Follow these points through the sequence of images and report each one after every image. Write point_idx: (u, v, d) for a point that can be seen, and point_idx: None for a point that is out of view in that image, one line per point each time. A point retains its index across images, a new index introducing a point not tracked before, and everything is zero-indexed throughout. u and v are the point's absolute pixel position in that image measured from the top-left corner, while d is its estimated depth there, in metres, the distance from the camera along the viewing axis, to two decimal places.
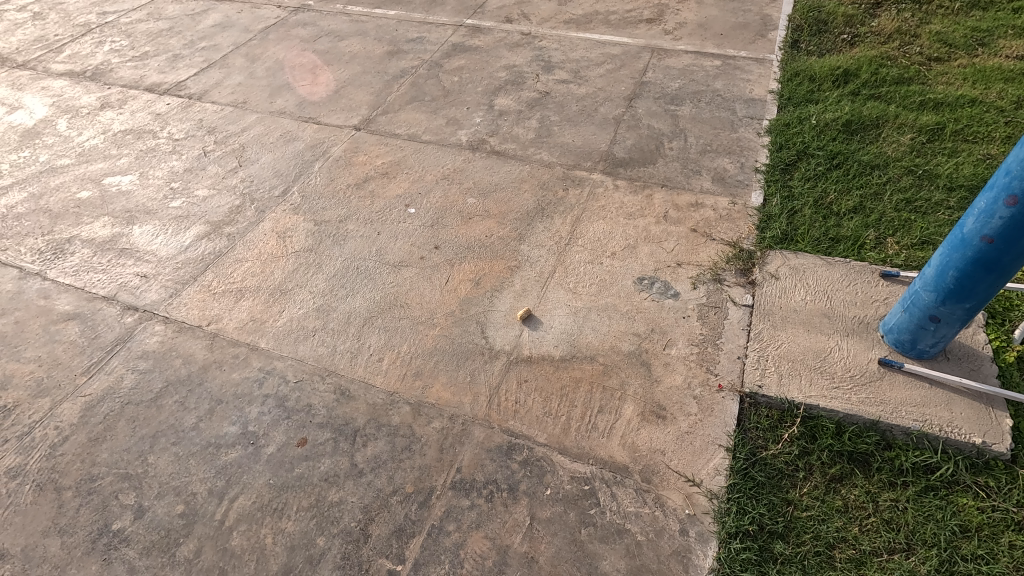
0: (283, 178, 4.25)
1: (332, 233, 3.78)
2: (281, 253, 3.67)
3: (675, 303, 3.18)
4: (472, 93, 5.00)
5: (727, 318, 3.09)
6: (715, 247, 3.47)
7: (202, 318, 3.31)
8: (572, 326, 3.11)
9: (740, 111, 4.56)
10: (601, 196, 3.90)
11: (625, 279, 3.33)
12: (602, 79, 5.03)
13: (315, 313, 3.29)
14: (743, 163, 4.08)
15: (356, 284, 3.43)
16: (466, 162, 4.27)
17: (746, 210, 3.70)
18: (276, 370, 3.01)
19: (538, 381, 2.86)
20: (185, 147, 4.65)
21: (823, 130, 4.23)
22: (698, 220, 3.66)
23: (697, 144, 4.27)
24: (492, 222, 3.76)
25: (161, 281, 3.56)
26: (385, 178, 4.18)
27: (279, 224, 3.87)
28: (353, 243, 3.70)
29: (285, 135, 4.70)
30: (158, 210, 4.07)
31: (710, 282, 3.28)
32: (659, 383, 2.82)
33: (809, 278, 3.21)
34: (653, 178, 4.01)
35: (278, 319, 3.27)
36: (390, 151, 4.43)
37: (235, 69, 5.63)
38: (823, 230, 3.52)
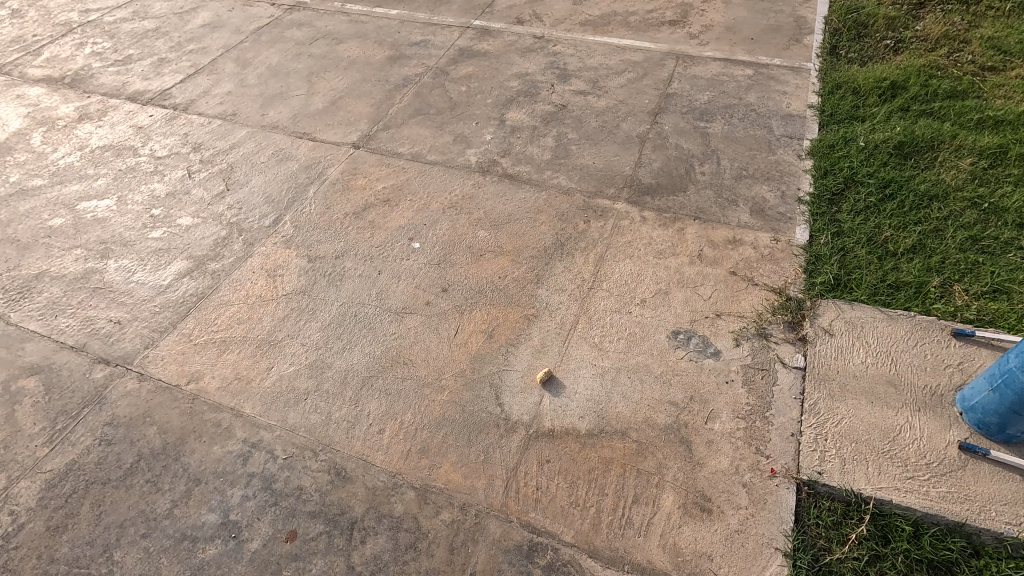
0: (274, 205, 3.86)
1: (327, 272, 3.39)
2: (270, 296, 3.29)
3: (716, 364, 2.80)
4: (481, 105, 4.58)
5: (777, 385, 2.70)
6: (758, 295, 3.08)
7: (180, 376, 2.94)
8: (599, 392, 2.73)
9: (777, 128, 4.14)
10: (627, 229, 3.50)
11: (657, 333, 2.94)
12: (623, 90, 4.60)
13: (308, 371, 2.91)
14: (783, 191, 3.67)
15: (353, 335, 3.05)
16: (475, 187, 3.87)
17: (791, 249, 3.30)
18: (262, 443, 2.65)
19: (562, 462, 2.50)
20: (168, 167, 4.25)
21: (872, 153, 3.82)
22: (737, 260, 3.27)
23: (731, 168, 3.85)
24: (506, 260, 3.38)
25: (137, 328, 3.19)
26: (386, 206, 3.78)
27: (269, 261, 3.48)
28: (352, 284, 3.32)
29: (276, 153, 4.29)
30: (135, 242, 3.69)
31: (754, 337, 2.89)
32: (702, 467, 2.45)
33: (868, 336, 2.82)
34: (684, 209, 3.60)
35: (265, 378, 2.90)
36: (392, 174, 4.03)
37: (225, 76, 5.20)
38: (880, 275, 3.12)
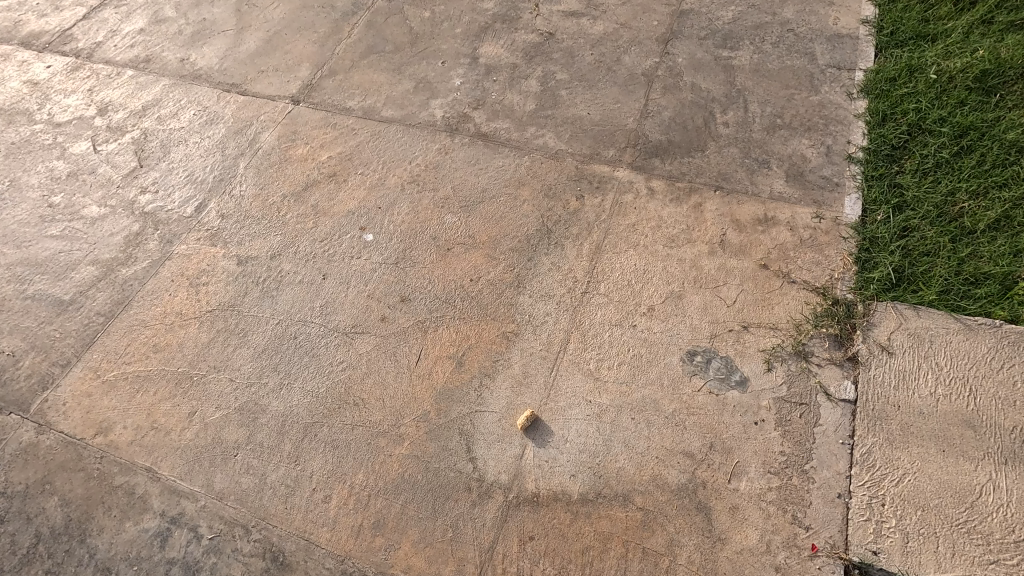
0: (196, 187, 3.15)
1: (262, 279, 2.76)
2: (192, 314, 2.69)
3: (742, 398, 2.22)
4: (448, 37, 3.67)
5: (819, 425, 2.14)
6: (797, 296, 2.43)
7: (85, 426, 2.42)
8: (594, 439, 2.19)
9: (821, 56, 3.25)
10: (630, 207, 2.79)
11: (668, 355, 2.34)
12: (626, 8, 3.65)
13: (238, 417, 2.39)
14: (829, 145, 2.88)
15: (293, 365, 2.49)
16: (441, 154, 3.13)
17: (838, 229, 2.60)
18: (184, 518, 2.18)
19: (549, 540, 2.01)
20: (70, 136, 3.48)
21: (945, 89, 2.97)
22: (769, 247, 2.58)
23: (763, 114, 3.04)
24: (478, 256, 2.72)
25: (33, 361, 2.62)
26: (332, 184, 3.07)
27: (191, 265, 2.85)
28: (290, 295, 2.70)
29: (199, 115, 3.49)
30: (31, 243, 3.03)
31: (792, 359, 2.28)
32: (725, 544, 1.95)
33: (939, 355, 2.21)
34: (702, 175, 2.86)
35: (187, 428, 2.38)
36: (339, 138, 3.26)
37: (137, 8, 4.23)
38: (955, 264, 2.43)
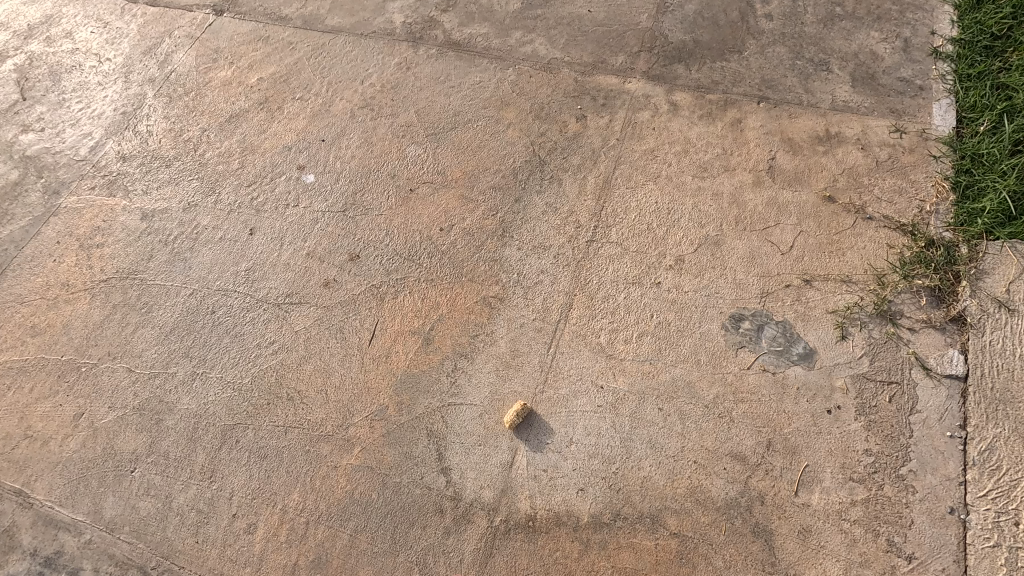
0: (92, 123, 2.47)
1: (171, 237, 2.13)
2: (81, 285, 2.07)
3: (809, 377, 1.63)
4: None
5: (918, 412, 1.56)
6: (876, 237, 1.81)
7: None
8: (608, 440, 1.62)
9: None
10: (647, 128, 2.13)
11: (705, 322, 1.75)
12: None
13: (135, 420, 1.80)
14: (908, 37, 2.19)
15: (209, 349, 1.90)
16: (401, 68, 2.42)
17: (925, 147, 1.96)
18: (65, 559, 1.65)
19: None
20: None
21: None
22: (835, 173, 1.94)
23: (817, 2, 2.33)
24: (451, 198, 2.08)
25: None
26: (263, 113, 2.39)
27: (81, 222, 2.21)
28: (208, 257, 2.08)
29: (98, 32, 2.76)
30: None
31: (874, 323, 1.69)
32: None
33: None
34: (740, 83, 2.18)
35: (69, 436, 1.80)
36: (273, 54, 2.55)
37: None
38: None
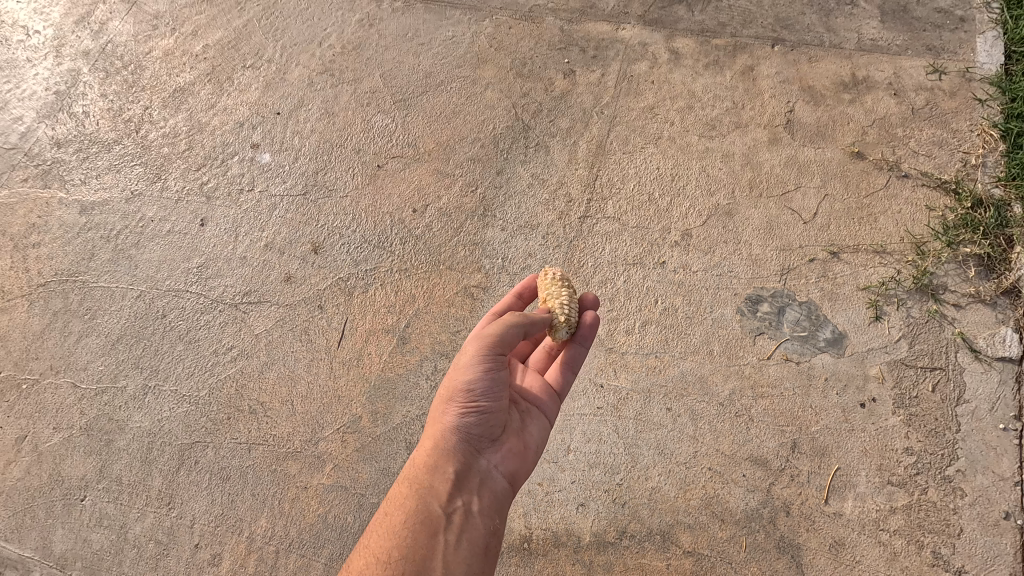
0: (21, 106, 2.20)
1: (114, 233, 1.91)
2: (16, 290, 1.85)
3: (838, 367, 1.42)
4: None
5: (963, 403, 1.36)
6: (910, 199, 1.58)
7: None
8: (613, 447, 1.43)
9: None
10: (648, 83, 1.84)
11: (717, 307, 1.53)
12: None
13: (84, 441, 1.62)
14: None
15: (162, 359, 1.69)
16: (364, 23, 2.13)
17: (965, 92, 1.69)
18: None
19: None
20: None
21: None
22: (864, 126, 1.68)
23: None
24: (425, 173, 1.83)
25: None
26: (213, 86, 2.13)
27: (14, 219, 1.98)
28: (155, 253, 1.85)
29: None
30: None
31: (912, 300, 1.47)
32: None
33: None
34: (751, 24, 1.89)
35: (12, 462, 1.62)
36: (216, 13, 2.25)
37: None
38: None
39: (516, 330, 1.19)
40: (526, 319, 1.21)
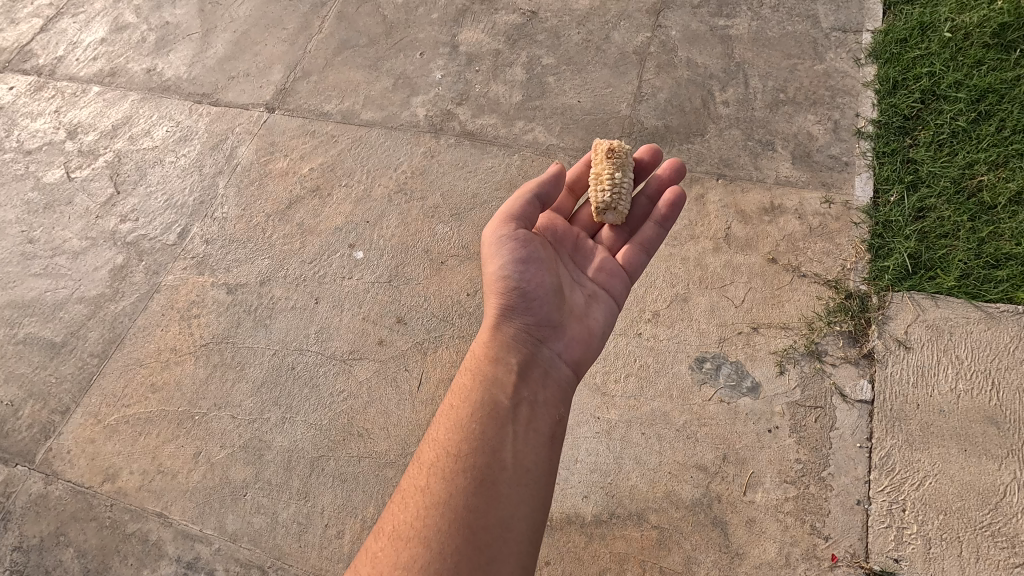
0: (178, 212, 3.04)
1: (253, 307, 2.68)
2: (186, 348, 2.63)
3: (754, 405, 2.15)
4: (425, 24, 3.47)
5: (835, 429, 2.07)
6: (807, 290, 2.33)
7: (94, 473, 2.41)
8: (606, 458, 2.14)
9: (823, 20, 3.04)
10: None
11: (676, 363, 2.26)
12: None
13: (243, 455, 2.36)
14: (835, 121, 2.72)
15: (293, 398, 2.44)
16: (428, 155, 2.97)
17: (847, 215, 2.47)
18: (201, 562, 2.19)
19: (564, 565, 2.00)
20: (40, 165, 3.33)
21: (959, 48, 2.74)
22: (777, 239, 2.46)
23: (764, 90, 2.86)
24: (475, 267, 2.62)
25: (32, 410, 2.59)
26: (318, 198, 2.94)
27: (180, 296, 2.77)
28: (284, 322, 2.62)
29: (173, 132, 3.35)
30: (16, 283, 2.95)
31: (804, 360, 2.20)
32: (744, 559, 1.93)
33: (959, 348, 2.11)
34: (702, 164, 2.71)
35: (193, 469, 2.36)
36: (320, 146, 3.12)
37: (95, 15, 4.00)
38: (973, 245, 2.30)
39: (528, 203, 1.86)
40: (533, 193, 1.87)
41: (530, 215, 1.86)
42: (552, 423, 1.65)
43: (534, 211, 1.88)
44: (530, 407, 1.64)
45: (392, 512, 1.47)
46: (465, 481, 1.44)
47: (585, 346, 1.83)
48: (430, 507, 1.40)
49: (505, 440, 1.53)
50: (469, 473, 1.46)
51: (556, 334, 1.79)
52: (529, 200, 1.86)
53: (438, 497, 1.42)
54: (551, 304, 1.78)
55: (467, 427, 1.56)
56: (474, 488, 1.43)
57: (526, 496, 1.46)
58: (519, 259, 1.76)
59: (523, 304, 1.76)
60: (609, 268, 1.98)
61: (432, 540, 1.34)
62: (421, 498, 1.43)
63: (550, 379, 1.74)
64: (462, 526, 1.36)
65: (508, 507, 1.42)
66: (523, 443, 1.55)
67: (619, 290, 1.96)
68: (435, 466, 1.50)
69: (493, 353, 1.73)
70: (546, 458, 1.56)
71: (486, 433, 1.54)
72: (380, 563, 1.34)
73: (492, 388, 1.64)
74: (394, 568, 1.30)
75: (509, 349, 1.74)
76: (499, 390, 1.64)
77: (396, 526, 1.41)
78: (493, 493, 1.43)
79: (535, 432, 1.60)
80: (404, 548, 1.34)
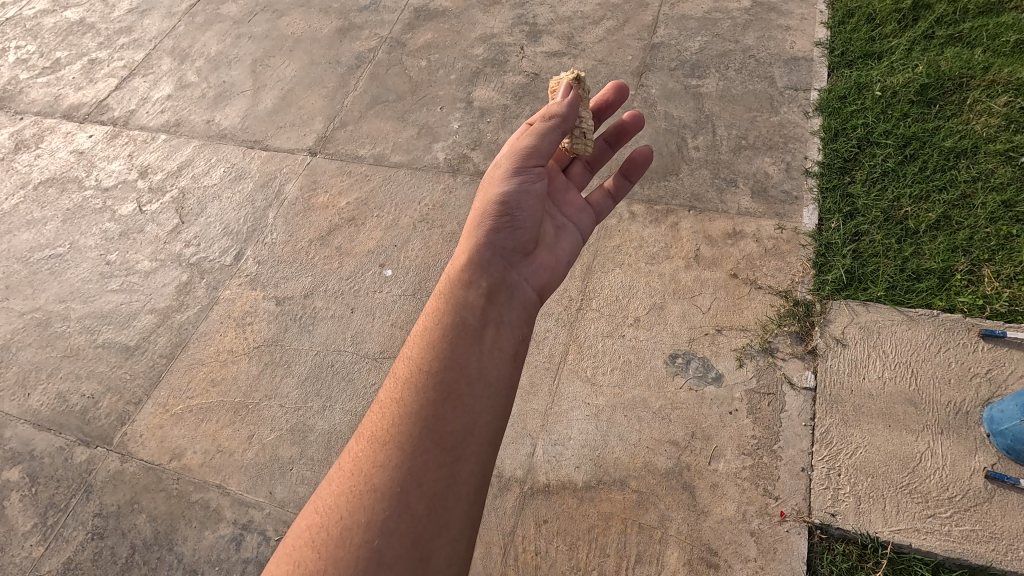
0: (233, 237, 3.58)
1: (298, 316, 3.18)
2: (241, 350, 3.11)
3: (718, 391, 2.59)
4: (444, 83, 4.10)
5: (785, 410, 2.50)
6: (762, 299, 2.80)
7: (163, 453, 2.84)
8: (595, 436, 2.57)
9: (779, 80, 3.63)
10: (616, 230, 3.16)
11: (653, 359, 2.72)
12: (602, 45, 4.05)
13: (290, 436, 2.80)
14: (788, 163, 3.26)
15: (333, 390, 2.90)
16: (447, 191, 3.52)
17: (797, 239, 2.97)
18: (254, 524, 2.59)
19: (560, 522, 2.40)
20: (116, 199, 3.91)
21: (889, 103, 3.29)
22: (737, 258, 2.95)
23: (729, 137, 3.42)
24: None
25: (110, 401, 3.05)
26: (353, 226, 3.48)
27: (236, 307, 3.27)
28: (325, 328, 3.11)
29: (229, 172, 3.93)
30: (95, 297, 3.47)
31: (759, 355, 2.65)
32: (708, 515, 2.33)
33: (885, 345, 2.57)
34: (677, 198, 3.23)
35: (247, 449, 2.80)
36: (355, 184, 3.68)
37: (163, 75, 4.69)
38: (898, 262, 2.77)
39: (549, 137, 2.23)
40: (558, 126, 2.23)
41: (545, 148, 2.24)
42: (515, 343, 1.90)
43: (554, 143, 2.26)
44: (496, 328, 1.88)
45: (370, 419, 1.69)
46: (433, 394, 1.66)
47: (549, 273, 2.19)
48: (403, 417, 1.62)
49: (472, 358, 1.77)
50: (438, 387, 1.68)
51: (528, 262, 2.13)
52: (555, 130, 2.23)
53: (409, 407, 1.64)
54: (527, 236, 2.12)
55: (437, 346, 1.78)
56: (442, 398, 1.66)
57: (488, 407, 1.70)
58: (523, 187, 2.17)
59: (509, 229, 2.09)
60: (581, 205, 2.48)
61: (404, 443, 1.57)
62: (395, 408, 1.65)
63: (517, 300, 2.01)
64: (431, 432, 1.60)
65: (471, 415, 1.66)
66: (487, 360, 1.79)
67: (588, 224, 2.48)
68: (408, 381, 1.71)
69: (467, 274, 1.96)
70: (507, 374, 1.81)
71: (455, 352, 1.76)
72: (360, 462, 1.58)
73: (462, 311, 1.86)
74: (374, 466, 1.55)
75: (483, 271, 1.98)
76: (468, 313, 1.86)
77: (373, 432, 1.63)
78: (459, 403, 1.66)
79: (499, 350, 1.84)
80: (381, 450, 1.57)
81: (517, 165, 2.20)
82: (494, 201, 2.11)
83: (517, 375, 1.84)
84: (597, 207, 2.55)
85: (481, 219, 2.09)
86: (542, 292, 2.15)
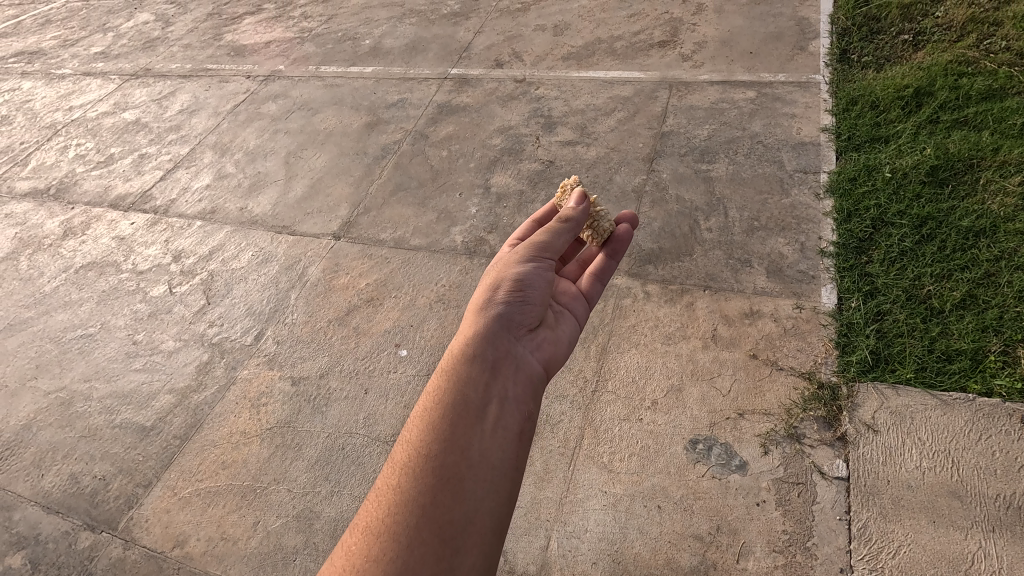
0: (256, 318, 3.67)
1: (312, 396, 3.17)
2: (254, 431, 3.09)
3: (743, 480, 2.44)
4: (464, 170, 4.31)
5: (817, 503, 2.33)
6: (785, 382, 2.70)
7: (166, 539, 2.77)
8: (613, 528, 2.43)
9: (788, 163, 3.72)
10: (631, 310, 3.15)
11: (673, 444, 2.60)
12: (613, 134, 4.25)
13: (296, 523, 2.71)
14: (802, 243, 3.26)
15: (342, 474, 2.83)
16: (463, 272, 3.59)
17: (816, 318, 2.91)
18: None
19: None
20: (149, 282, 4.09)
21: (900, 184, 3.32)
22: (756, 339, 2.89)
23: (741, 219, 3.46)
24: None
25: (120, 483, 3.02)
26: (371, 307, 3.55)
27: (253, 388, 3.29)
28: (338, 409, 3.09)
29: (257, 255, 4.11)
30: (119, 377, 3.54)
31: (785, 441, 2.52)
32: None
33: (921, 432, 2.43)
34: (691, 278, 3.24)
35: (251, 536, 2.70)
36: (375, 266, 3.79)
37: (204, 167, 5.05)
38: (927, 342, 2.67)
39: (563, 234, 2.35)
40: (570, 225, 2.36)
41: (558, 244, 2.34)
42: (519, 420, 1.84)
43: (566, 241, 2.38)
44: (499, 405, 1.83)
45: (366, 510, 1.63)
46: (431, 480, 1.60)
47: (552, 350, 2.17)
48: (399, 506, 1.56)
49: (473, 440, 1.70)
50: (437, 471, 1.62)
51: (529, 339, 2.10)
52: (568, 230, 2.36)
53: (407, 494, 1.57)
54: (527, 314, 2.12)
55: (438, 427, 1.73)
56: (441, 483, 1.59)
57: (490, 492, 1.62)
58: (525, 264, 2.23)
59: (511, 307, 2.09)
60: (574, 292, 2.46)
61: (400, 535, 1.49)
62: (392, 496, 1.60)
63: (521, 375, 1.97)
64: (428, 521, 1.52)
65: (472, 501, 1.58)
66: (489, 441, 1.72)
67: (583, 310, 2.44)
68: (405, 465, 1.66)
69: (471, 349, 1.94)
70: (510, 454, 1.73)
71: (455, 433, 1.71)
72: (354, 557, 1.50)
73: (464, 388, 1.83)
74: (367, 560, 1.47)
75: (486, 346, 1.96)
76: (470, 390, 1.83)
77: (369, 523, 1.57)
78: (459, 488, 1.59)
79: (503, 430, 1.77)
80: (375, 543, 1.49)
81: (522, 246, 2.32)
82: (501, 279, 2.15)
83: (522, 456, 1.76)
84: (588, 292, 2.51)
85: (487, 294, 2.12)
86: (545, 367, 2.11)
